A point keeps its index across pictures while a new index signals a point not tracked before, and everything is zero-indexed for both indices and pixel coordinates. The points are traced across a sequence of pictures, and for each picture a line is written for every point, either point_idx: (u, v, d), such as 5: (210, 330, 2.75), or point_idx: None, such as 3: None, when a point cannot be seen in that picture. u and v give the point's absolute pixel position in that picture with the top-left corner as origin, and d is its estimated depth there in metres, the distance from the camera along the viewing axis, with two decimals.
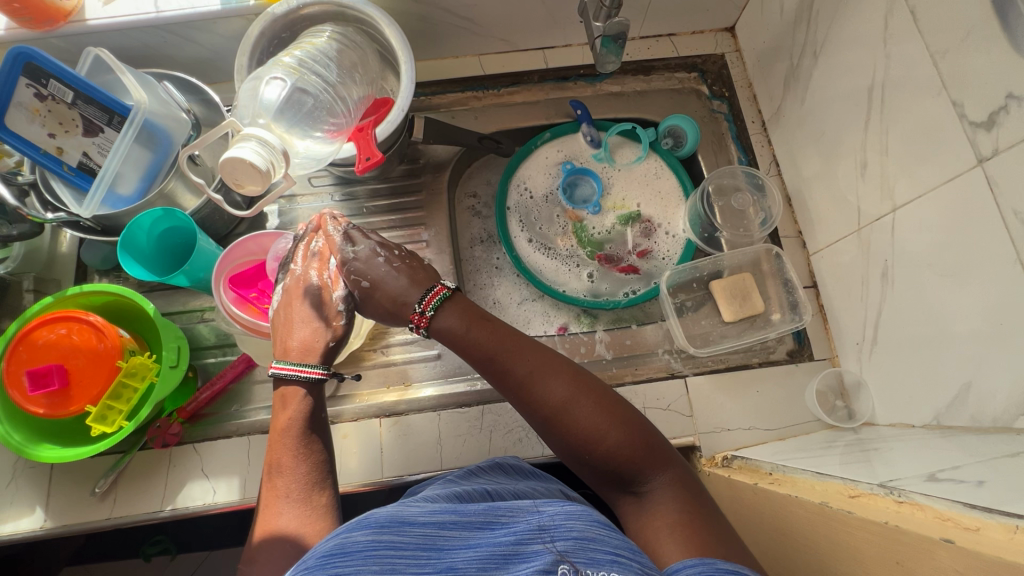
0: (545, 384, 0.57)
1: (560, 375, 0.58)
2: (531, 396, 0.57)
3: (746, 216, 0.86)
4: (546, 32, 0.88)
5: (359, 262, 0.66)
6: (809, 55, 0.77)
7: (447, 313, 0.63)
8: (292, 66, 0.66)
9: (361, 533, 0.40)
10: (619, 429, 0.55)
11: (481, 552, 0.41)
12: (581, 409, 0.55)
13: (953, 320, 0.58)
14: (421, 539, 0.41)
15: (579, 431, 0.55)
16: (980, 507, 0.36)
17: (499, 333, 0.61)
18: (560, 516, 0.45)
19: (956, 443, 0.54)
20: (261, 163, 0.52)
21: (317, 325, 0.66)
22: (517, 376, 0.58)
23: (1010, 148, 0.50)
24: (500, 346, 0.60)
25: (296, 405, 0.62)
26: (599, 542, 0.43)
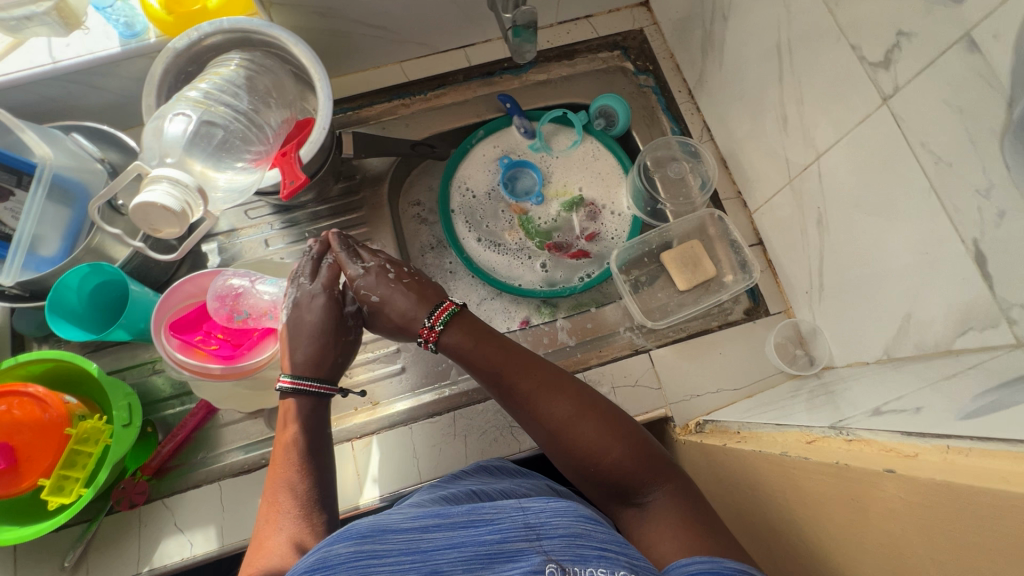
0: (552, 400, 0.58)
1: (566, 392, 0.58)
2: (537, 413, 0.58)
3: (685, 183, 0.87)
4: (463, 30, 0.88)
5: (368, 279, 0.65)
6: (720, 19, 0.78)
7: (453, 329, 0.62)
8: (197, 100, 0.64)
9: (342, 545, 0.39)
10: (624, 443, 0.56)
11: (466, 552, 0.41)
12: (587, 425, 0.57)
13: (885, 255, 0.60)
14: (403, 544, 0.40)
15: (586, 447, 0.56)
16: (918, 433, 0.36)
17: (504, 351, 0.61)
18: (544, 514, 0.45)
19: (905, 374, 0.55)
20: (174, 204, 0.50)
21: (325, 346, 0.65)
22: (522, 394, 0.59)
23: (908, 83, 0.51)
24: (503, 364, 0.60)
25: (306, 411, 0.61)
26: (586, 538, 0.44)
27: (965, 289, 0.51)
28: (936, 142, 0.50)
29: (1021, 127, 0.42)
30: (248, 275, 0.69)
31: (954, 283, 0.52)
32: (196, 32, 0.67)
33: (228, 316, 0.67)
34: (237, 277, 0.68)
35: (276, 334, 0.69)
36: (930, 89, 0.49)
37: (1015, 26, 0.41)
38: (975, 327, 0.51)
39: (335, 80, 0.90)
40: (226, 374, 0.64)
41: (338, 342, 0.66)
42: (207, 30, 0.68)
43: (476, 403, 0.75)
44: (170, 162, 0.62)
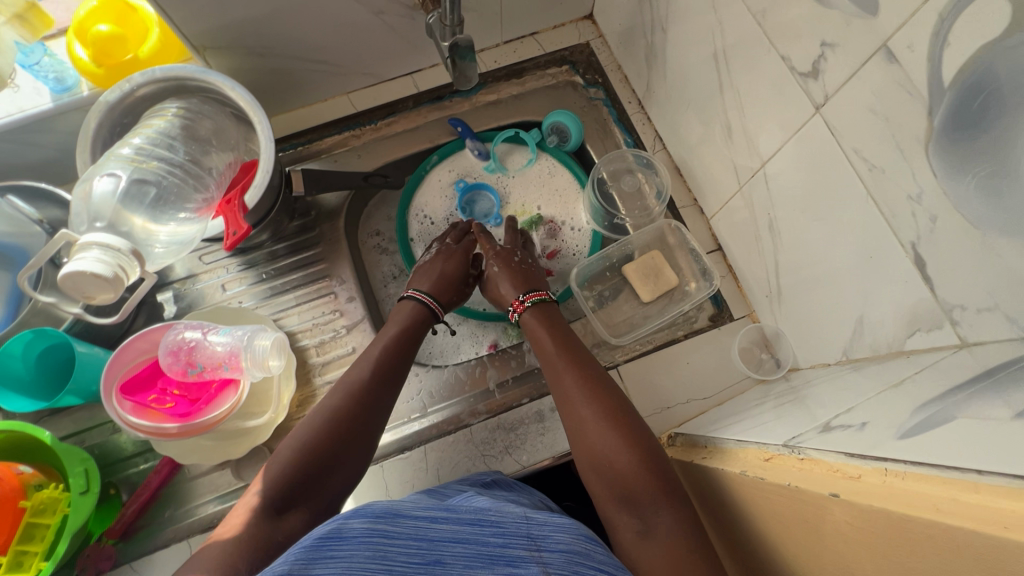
0: (584, 398, 0.64)
1: (603, 397, 0.64)
2: (568, 403, 0.65)
3: (641, 195, 0.88)
4: (408, 57, 0.87)
5: (506, 250, 0.83)
6: (660, 31, 0.79)
7: (535, 313, 0.75)
8: (128, 157, 0.63)
9: (358, 522, 0.39)
10: (638, 456, 0.58)
11: (469, 549, 0.42)
12: (609, 427, 0.61)
13: (833, 259, 0.60)
14: (413, 530, 0.41)
15: (601, 446, 0.60)
16: (860, 454, 0.36)
17: (562, 350, 0.69)
18: (548, 526, 0.46)
19: (861, 377, 0.55)
20: (104, 271, 0.49)
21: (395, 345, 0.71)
22: (564, 388, 0.66)
23: (836, 92, 0.52)
24: (557, 361, 0.68)
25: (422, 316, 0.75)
26: (585, 556, 0.45)
27: (908, 291, 0.51)
28: (868, 149, 0.50)
29: (942, 134, 0.43)
30: (201, 326, 0.67)
31: (898, 286, 0.52)
32: (127, 84, 0.66)
33: (183, 371, 0.66)
34: (190, 329, 0.67)
35: (235, 383, 0.67)
36: (857, 98, 0.49)
37: (927, 37, 0.42)
38: (922, 329, 0.51)
39: (283, 116, 0.89)
40: (183, 432, 0.62)
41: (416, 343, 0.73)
42: (139, 81, 0.66)
43: (446, 435, 0.74)
44: (101, 225, 0.61)
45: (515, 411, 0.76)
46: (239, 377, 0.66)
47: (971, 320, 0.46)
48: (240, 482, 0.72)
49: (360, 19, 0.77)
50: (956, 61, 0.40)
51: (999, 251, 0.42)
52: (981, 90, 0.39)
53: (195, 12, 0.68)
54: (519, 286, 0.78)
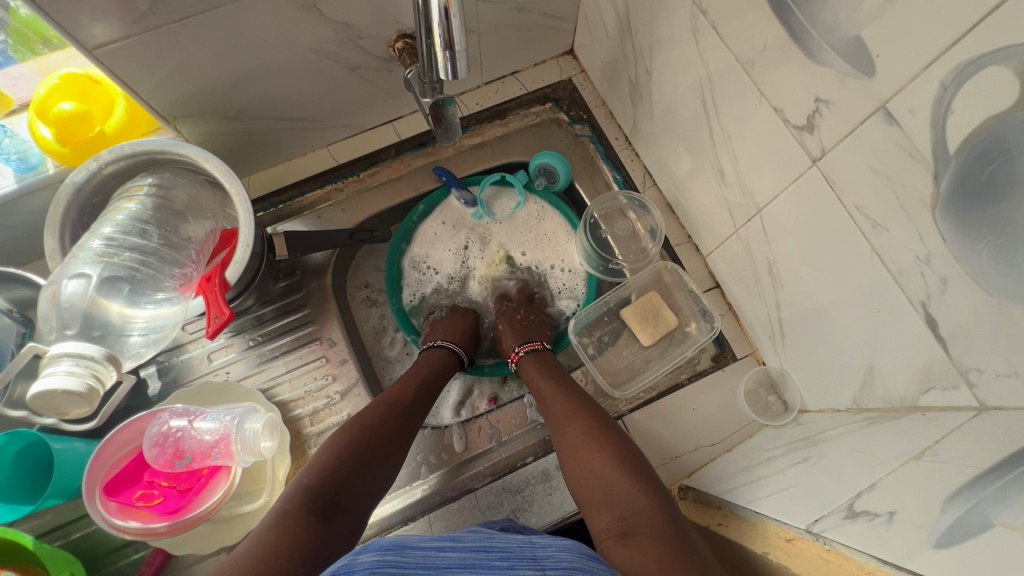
0: (570, 421, 0.68)
1: (587, 415, 0.67)
2: (557, 428, 0.68)
3: (636, 236, 0.86)
4: (387, 106, 0.85)
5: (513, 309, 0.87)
6: (644, 70, 0.77)
7: (529, 355, 0.79)
8: (99, 250, 0.61)
9: (367, 555, 0.39)
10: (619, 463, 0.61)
11: (476, 572, 0.41)
12: (592, 442, 0.64)
13: (839, 308, 0.58)
14: (421, 559, 0.41)
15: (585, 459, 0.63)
16: (893, 561, 0.34)
17: (550, 378, 0.74)
18: (550, 547, 0.45)
19: (877, 434, 0.53)
20: (77, 385, 0.46)
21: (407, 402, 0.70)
22: (551, 408, 0.71)
23: (833, 148, 0.50)
24: (546, 385, 0.73)
25: (434, 365, 0.78)
26: (589, 571, 0.43)
27: (920, 349, 0.50)
28: (869, 206, 0.49)
29: (948, 200, 0.41)
30: (188, 413, 0.65)
31: (909, 343, 0.51)
32: (94, 163, 0.62)
33: (169, 462, 0.63)
34: (176, 417, 0.64)
35: (225, 469, 0.65)
36: (856, 155, 0.48)
37: (928, 102, 0.40)
38: (937, 387, 0.49)
39: (262, 173, 0.86)
40: (173, 530, 0.59)
41: (427, 402, 0.73)
42: (106, 160, 0.63)
43: (451, 502, 0.72)
44: (74, 331, 0.58)
45: (520, 471, 0.73)
46: (230, 463, 0.63)
47: (989, 383, 0.44)
48: None
49: (335, 75, 0.75)
50: (961, 129, 0.38)
51: (1017, 320, 0.40)
52: (989, 160, 0.37)
53: (161, 84, 0.65)
54: (518, 338, 0.82)
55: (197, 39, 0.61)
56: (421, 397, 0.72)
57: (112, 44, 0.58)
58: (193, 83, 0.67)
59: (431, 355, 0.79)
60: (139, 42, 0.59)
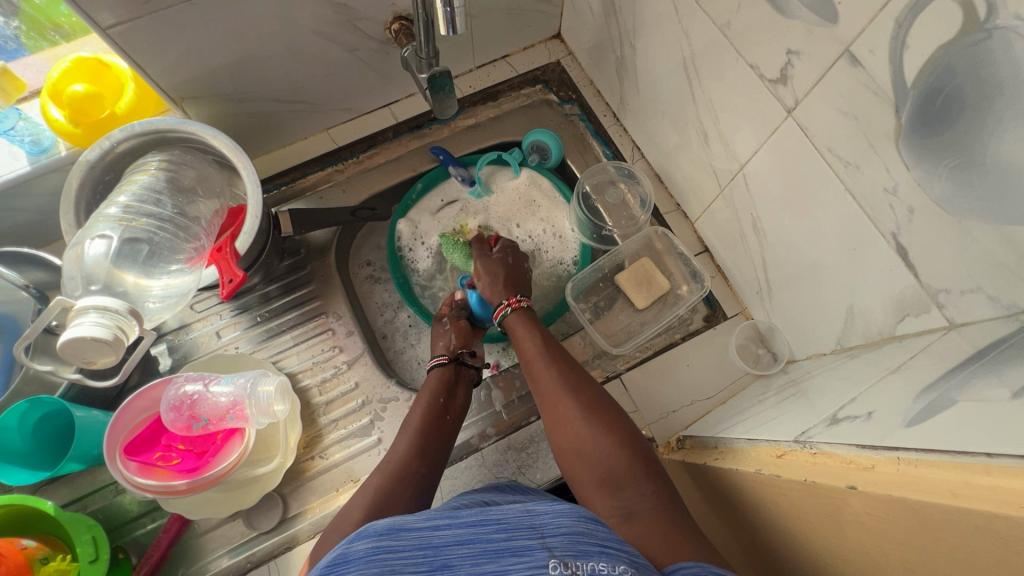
0: (568, 390, 0.65)
1: (604, 416, 0.62)
2: (552, 396, 0.66)
3: (626, 205, 0.90)
4: (384, 89, 0.88)
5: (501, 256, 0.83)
6: (628, 45, 0.81)
7: (518, 316, 0.77)
8: (117, 216, 0.63)
9: (362, 542, 0.40)
10: (621, 441, 0.59)
11: (474, 548, 0.42)
12: (592, 418, 0.62)
13: (819, 253, 0.62)
14: (417, 541, 0.41)
15: (584, 434, 0.61)
16: (872, 444, 0.37)
17: (559, 370, 0.68)
18: (547, 513, 0.45)
19: (859, 365, 0.56)
20: (104, 334, 0.50)
21: (411, 453, 0.64)
22: (559, 405, 0.65)
23: (805, 96, 0.54)
24: (554, 379, 0.67)
25: (446, 385, 0.74)
26: (589, 535, 0.44)
27: (894, 279, 0.53)
28: (841, 148, 0.53)
29: (909, 130, 0.45)
30: (202, 377, 0.67)
31: (884, 275, 0.54)
32: (107, 141, 0.65)
33: (186, 425, 0.65)
34: (190, 382, 0.66)
35: (240, 432, 0.67)
36: (826, 100, 0.52)
37: (886, 41, 0.44)
38: (911, 314, 0.53)
39: (265, 157, 0.89)
40: (192, 487, 0.61)
41: (444, 425, 0.69)
42: (120, 137, 0.65)
43: (457, 462, 0.74)
44: (96, 288, 0.61)
45: (524, 430, 0.76)
46: (245, 425, 0.66)
47: (957, 301, 0.48)
48: (252, 532, 0.70)
49: (335, 57, 0.78)
50: (916, 62, 0.42)
51: (976, 236, 0.44)
52: (942, 88, 0.41)
53: (171, 66, 0.68)
54: (509, 287, 0.80)
55: (204, 21, 0.64)
56: (439, 424, 0.69)
57: (125, 24, 0.61)
58: (201, 65, 0.70)
59: (447, 364, 0.75)
60: (150, 23, 0.62)
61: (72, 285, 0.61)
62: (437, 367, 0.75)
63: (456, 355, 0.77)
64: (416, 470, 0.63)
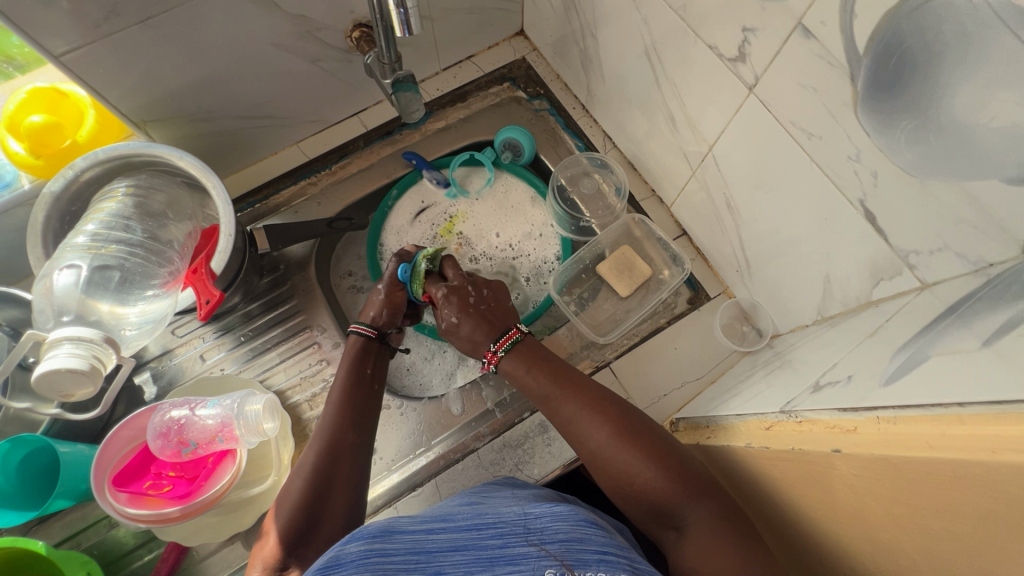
0: (589, 424, 0.60)
1: (638, 443, 0.57)
2: (578, 433, 0.61)
3: (602, 195, 0.90)
4: (351, 99, 0.88)
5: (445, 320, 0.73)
6: (590, 36, 0.82)
7: (514, 356, 0.69)
8: (86, 245, 0.62)
9: (354, 544, 0.39)
10: (658, 468, 0.55)
11: (469, 554, 0.42)
12: (620, 451, 0.57)
13: (790, 226, 0.63)
14: (410, 545, 0.41)
15: (620, 470, 0.57)
16: (853, 406, 0.38)
17: (579, 399, 0.62)
18: (544, 517, 0.45)
19: (840, 333, 0.57)
20: (80, 364, 0.50)
21: (341, 425, 0.64)
22: (591, 440, 0.59)
23: (765, 73, 0.55)
24: (576, 411, 0.62)
25: (368, 354, 0.72)
26: (586, 542, 0.44)
27: (866, 245, 0.54)
28: (803, 120, 0.53)
29: (867, 97, 0.46)
30: (187, 402, 0.66)
31: (856, 242, 0.55)
32: (71, 170, 0.64)
33: (176, 451, 0.64)
34: (176, 408, 0.65)
35: (231, 453, 0.66)
36: (785, 75, 0.53)
37: (835, 12, 0.44)
38: (885, 278, 0.54)
39: (236, 175, 0.88)
40: (186, 513, 0.61)
41: (365, 389, 0.69)
42: (84, 164, 0.64)
43: (454, 464, 0.74)
44: (68, 319, 0.60)
45: (518, 427, 0.75)
46: (236, 446, 0.65)
47: (927, 262, 0.49)
48: (254, 553, 0.69)
49: (297, 69, 0.77)
50: (866, 29, 0.43)
51: (940, 195, 0.44)
52: (893, 52, 0.42)
53: (129, 90, 0.67)
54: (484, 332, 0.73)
55: (159, 41, 0.63)
56: (359, 387, 0.68)
57: (77, 51, 0.60)
58: (160, 86, 0.69)
59: (372, 337, 0.73)
60: (103, 47, 0.61)
61: (46, 316, 0.61)
62: (360, 335, 0.73)
63: (383, 332, 0.75)
64: (347, 440, 0.63)
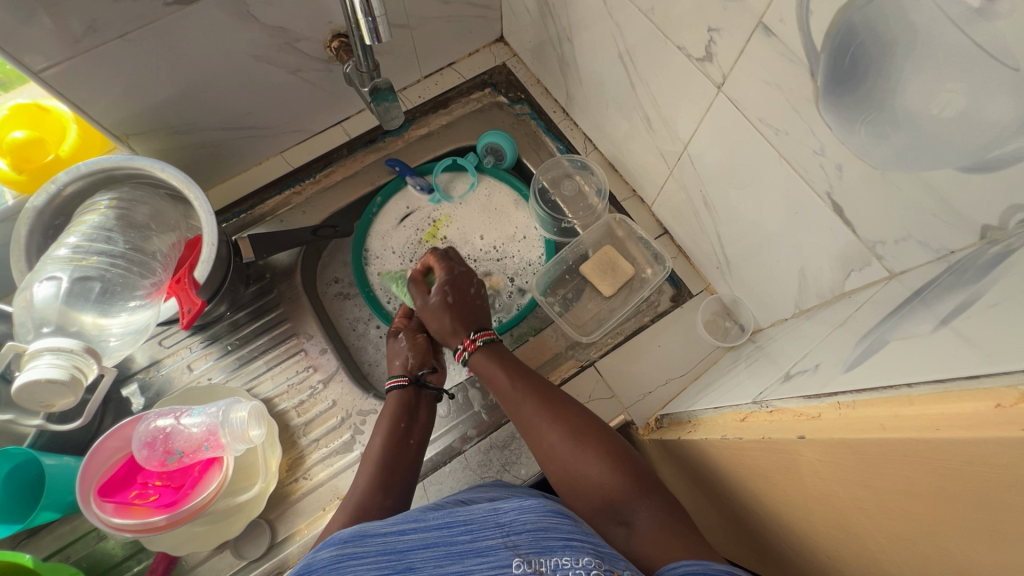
0: (547, 423, 0.63)
1: (593, 441, 0.60)
2: (535, 433, 0.63)
3: (584, 196, 0.92)
4: (333, 108, 0.89)
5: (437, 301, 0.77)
6: (566, 41, 0.83)
7: (481, 355, 0.72)
8: (67, 257, 0.63)
9: (325, 552, 0.42)
10: (609, 466, 0.57)
11: (438, 551, 0.43)
12: (575, 451, 0.59)
13: (764, 220, 0.64)
14: (381, 546, 0.42)
15: (575, 469, 0.59)
16: (817, 393, 0.39)
17: (538, 400, 0.65)
18: (513, 509, 0.44)
19: (814, 325, 0.58)
20: (60, 374, 0.52)
21: (371, 487, 0.62)
22: (547, 439, 0.62)
23: (731, 72, 0.56)
24: (533, 410, 0.64)
25: (407, 408, 0.72)
26: (553, 529, 0.43)
27: (835, 238, 0.55)
28: (770, 116, 0.55)
29: (826, 92, 0.47)
30: (173, 412, 0.67)
31: (826, 234, 0.56)
32: (53, 185, 0.65)
33: (162, 461, 0.65)
34: (162, 417, 0.66)
35: (216, 462, 0.67)
36: (751, 73, 0.54)
37: (792, 11, 0.46)
38: (855, 269, 0.54)
39: (221, 186, 0.89)
40: (172, 522, 0.61)
41: (403, 453, 0.66)
42: (66, 178, 0.65)
43: (442, 466, 0.74)
44: (50, 330, 0.61)
45: (504, 428, 0.76)
46: (221, 454, 0.65)
47: (893, 251, 0.50)
48: (243, 561, 0.69)
49: (279, 80, 0.79)
50: (822, 26, 0.44)
51: (900, 184, 0.45)
52: (848, 48, 0.43)
53: (110, 104, 0.68)
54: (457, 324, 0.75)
55: (139, 55, 0.64)
56: (389, 450, 0.66)
57: (57, 66, 0.60)
58: (141, 100, 0.70)
59: (407, 385, 0.73)
60: (82, 63, 0.62)
61: (31, 330, 0.62)
62: (396, 389, 0.73)
63: (417, 377, 0.75)
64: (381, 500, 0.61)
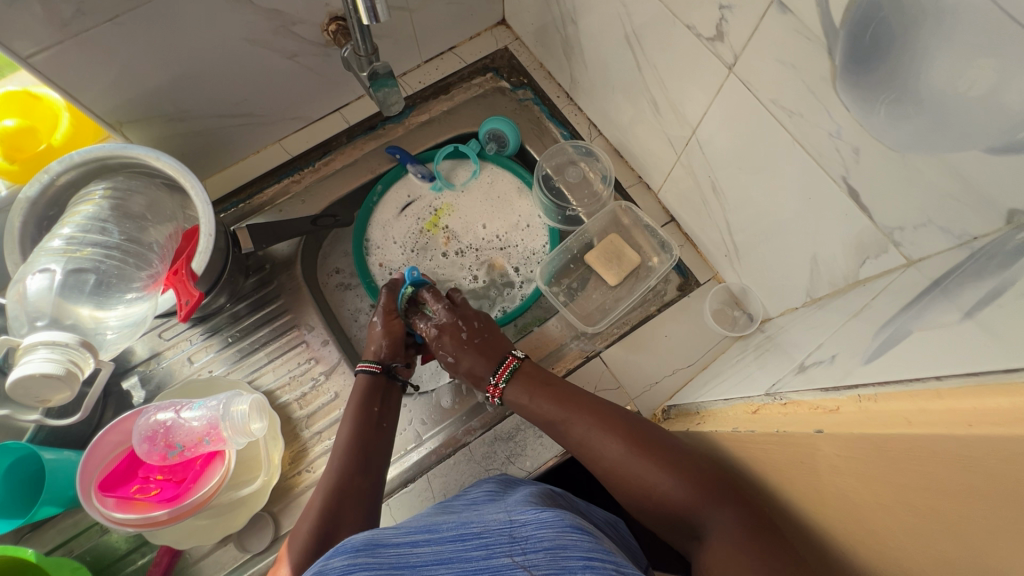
0: (602, 441, 0.60)
1: (652, 451, 0.57)
2: (591, 453, 0.61)
3: (588, 182, 0.90)
4: (332, 94, 0.87)
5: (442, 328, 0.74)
6: (570, 23, 0.81)
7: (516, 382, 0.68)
8: (61, 249, 0.62)
9: (338, 560, 0.39)
10: (675, 474, 0.54)
11: (453, 567, 0.41)
12: (635, 465, 0.57)
13: (776, 207, 0.62)
14: (394, 558, 0.41)
15: (637, 485, 0.57)
16: (835, 385, 0.37)
17: (585, 416, 0.62)
18: (531, 524, 0.43)
19: (827, 314, 0.56)
20: (56, 368, 0.51)
21: (350, 467, 0.63)
22: (605, 458, 0.59)
23: (743, 53, 0.54)
24: (584, 426, 0.62)
25: (379, 390, 0.71)
26: (572, 548, 0.42)
27: (851, 223, 0.53)
28: (783, 98, 0.53)
29: (845, 71, 0.45)
30: (173, 405, 0.66)
31: (841, 220, 0.54)
32: (46, 174, 0.63)
33: (162, 455, 0.64)
34: (162, 411, 0.65)
35: (218, 456, 0.66)
36: (764, 53, 0.51)
37: None
38: (871, 257, 0.53)
39: (218, 176, 0.87)
40: (174, 517, 0.60)
41: (377, 436, 0.67)
42: (59, 168, 0.63)
43: (446, 458, 0.73)
44: (44, 323, 0.60)
45: (509, 419, 0.75)
46: (223, 448, 0.65)
47: (911, 238, 0.48)
48: (246, 554, 0.68)
49: (275, 66, 0.77)
50: (841, 1, 0.42)
51: (922, 168, 0.44)
52: (869, 23, 0.41)
53: (102, 91, 0.66)
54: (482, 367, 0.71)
55: (131, 39, 0.62)
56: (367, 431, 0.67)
57: (46, 52, 0.59)
58: (134, 87, 0.68)
59: (378, 373, 0.72)
60: (72, 47, 0.60)
61: (26, 322, 0.61)
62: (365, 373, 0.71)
63: (388, 365, 0.73)
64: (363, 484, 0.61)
